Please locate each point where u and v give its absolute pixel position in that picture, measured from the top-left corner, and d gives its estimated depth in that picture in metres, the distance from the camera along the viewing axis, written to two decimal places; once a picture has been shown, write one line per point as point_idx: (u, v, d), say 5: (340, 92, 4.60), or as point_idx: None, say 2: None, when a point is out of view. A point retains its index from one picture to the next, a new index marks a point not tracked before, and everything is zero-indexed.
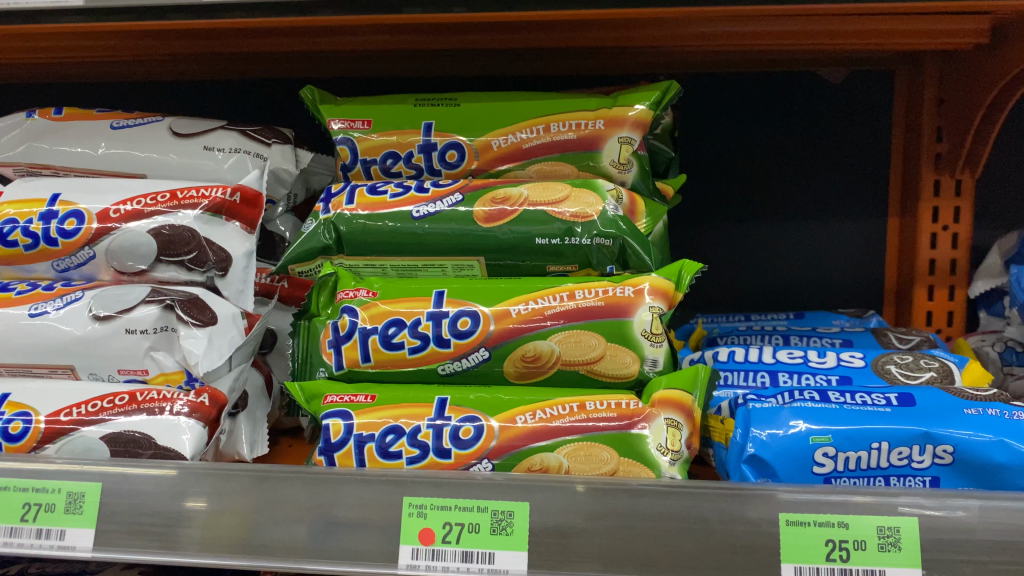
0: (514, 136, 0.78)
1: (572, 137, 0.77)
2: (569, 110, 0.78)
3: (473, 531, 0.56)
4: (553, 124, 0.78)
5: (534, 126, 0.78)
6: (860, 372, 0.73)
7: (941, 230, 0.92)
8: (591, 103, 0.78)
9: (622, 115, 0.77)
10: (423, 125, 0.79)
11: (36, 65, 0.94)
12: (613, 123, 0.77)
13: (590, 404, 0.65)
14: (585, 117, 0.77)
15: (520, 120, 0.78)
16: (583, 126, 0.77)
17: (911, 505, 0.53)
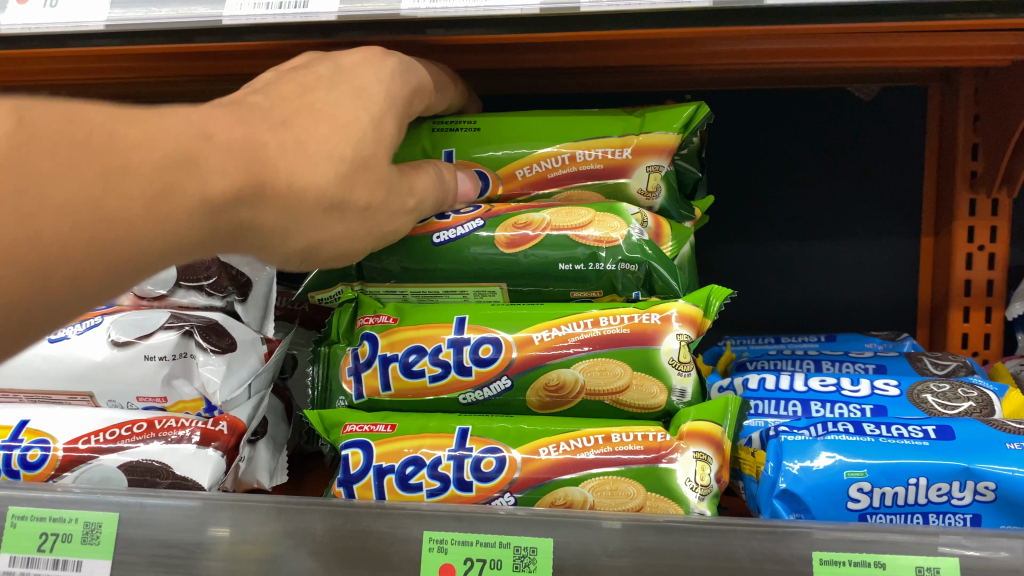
0: (538, 166, 0.77)
1: (599, 167, 0.76)
2: (594, 136, 0.76)
3: (494, 568, 0.55)
4: (578, 152, 0.76)
5: (558, 154, 0.76)
6: (894, 402, 0.70)
7: (976, 250, 0.88)
8: (617, 128, 0.76)
9: (652, 145, 0.75)
10: (447, 150, 0.77)
11: (63, 88, 0.94)
12: (640, 151, 0.76)
13: (615, 436, 0.63)
14: (611, 144, 0.76)
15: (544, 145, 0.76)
16: (609, 155, 0.76)
17: (951, 545, 0.51)
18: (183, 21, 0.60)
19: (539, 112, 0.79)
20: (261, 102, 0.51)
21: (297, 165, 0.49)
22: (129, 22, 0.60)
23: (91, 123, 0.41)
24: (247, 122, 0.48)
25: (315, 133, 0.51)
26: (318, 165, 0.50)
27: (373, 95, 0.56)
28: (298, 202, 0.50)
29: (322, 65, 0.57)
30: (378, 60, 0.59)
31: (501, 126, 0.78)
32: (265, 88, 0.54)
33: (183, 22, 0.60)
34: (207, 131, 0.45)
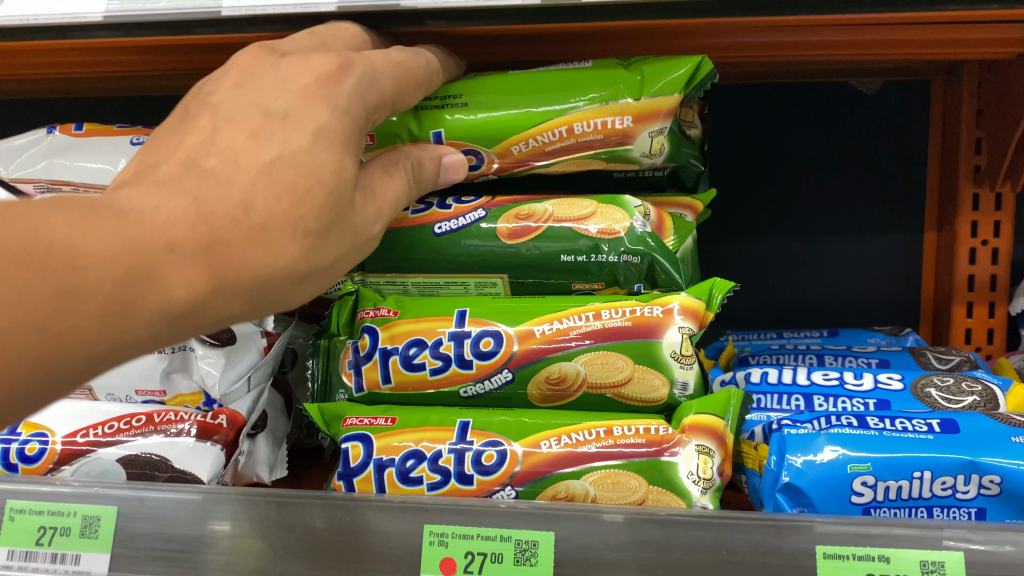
0: (535, 141, 0.74)
1: (599, 137, 0.73)
2: (590, 106, 0.72)
3: (495, 561, 0.54)
4: (575, 124, 0.73)
5: (556, 129, 0.73)
6: (898, 396, 0.70)
7: (980, 244, 0.87)
8: (613, 93, 0.72)
9: (652, 110, 0.72)
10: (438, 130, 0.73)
11: (62, 82, 0.94)
12: (640, 118, 0.73)
13: (617, 429, 0.63)
14: (610, 113, 0.72)
15: (539, 117, 0.73)
16: (609, 125, 0.73)
17: (956, 539, 0.50)
18: (181, 12, 0.59)
19: (530, 79, 0.74)
20: (221, 169, 0.42)
21: (267, 254, 0.42)
22: (128, 13, 0.60)
23: (50, 237, 0.36)
24: (209, 214, 0.40)
25: (282, 204, 0.42)
26: (289, 245, 0.43)
27: (330, 126, 0.47)
28: (269, 291, 0.43)
29: (273, 93, 0.47)
30: (336, 78, 0.49)
31: (490, 99, 0.73)
32: (216, 135, 0.45)
33: (181, 13, 0.59)
34: (170, 234, 0.39)
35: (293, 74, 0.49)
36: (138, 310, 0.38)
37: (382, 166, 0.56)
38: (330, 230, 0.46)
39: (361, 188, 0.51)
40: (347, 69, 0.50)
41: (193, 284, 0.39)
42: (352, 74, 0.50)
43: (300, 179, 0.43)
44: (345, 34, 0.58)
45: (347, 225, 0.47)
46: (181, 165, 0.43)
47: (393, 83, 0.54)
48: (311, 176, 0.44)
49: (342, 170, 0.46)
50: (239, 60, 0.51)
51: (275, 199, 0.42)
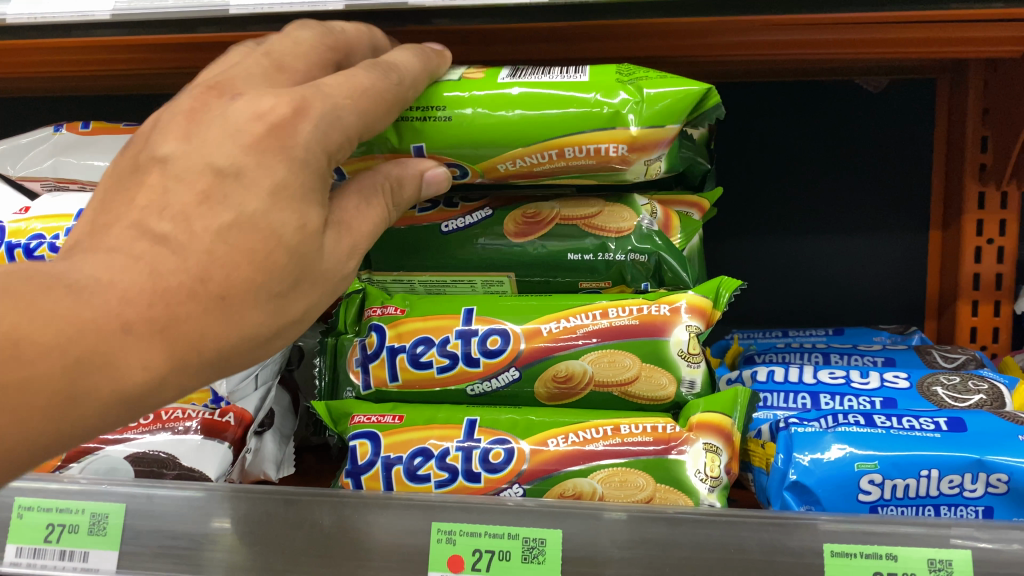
0: (522, 162, 0.66)
1: (591, 162, 0.66)
2: (582, 129, 0.64)
3: (503, 559, 0.54)
4: (566, 149, 0.65)
5: (545, 152, 0.65)
6: (904, 394, 0.70)
7: (985, 243, 0.87)
8: (606, 118, 0.63)
9: (648, 141, 0.64)
10: (413, 147, 0.64)
11: (68, 80, 0.94)
12: (636, 149, 0.64)
13: (624, 427, 0.63)
14: (602, 140, 0.64)
15: (525, 141, 0.64)
16: (602, 152, 0.65)
17: (963, 537, 0.50)
18: (188, 11, 0.59)
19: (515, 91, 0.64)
20: (174, 236, 0.38)
21: (229, 326, 0.39)
22: (136, 12, 0.60)
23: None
24: (164, 289, 0.37)
25: (242, 272, 0.39)
26: (253, 312, 0.40)
27: (289, 180, 0.41)
28: (237, 359, 0.41)
29: (221, 139, 0.41)
30: (291, 123, 0.42)
31: (471, 114, 0.63)
32: (167, 195, 0.40)
33: (188, 11, 0.59)
34: (126, 317, 0.36)
35: (241, 116, 0.42)
36: (90, 398, 0.36)
37: (359, 194, 0.49)
38: (298, 285, 0.42)
39: (332, 227, 0.45)
40: (304, 111, 0.42)
41: (151, 365, 0.37)
42: (310, 117, 0.42)
43: (259, 244, 0.40)
44: (303, 53, 0.49)
45: (318, 272, 0.43)
46: (131, 233, 0.39)
47: (359, 116, 0.46)
48: (271, 240, 0.40)
49: (306, 222, 0.42)
50: (187, 99, 0.44)
51: (233, 268, 0.39)
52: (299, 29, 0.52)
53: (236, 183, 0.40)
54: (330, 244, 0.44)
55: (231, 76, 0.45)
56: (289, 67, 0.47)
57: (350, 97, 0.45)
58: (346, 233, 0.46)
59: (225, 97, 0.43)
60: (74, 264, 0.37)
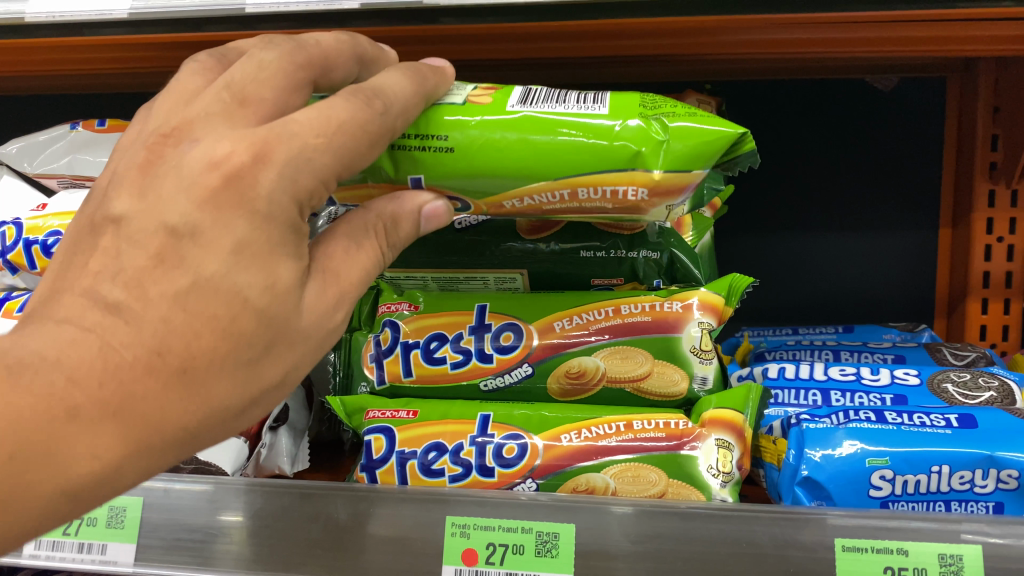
0: (530, 199, 0.58)
1: (606, 205, 0.58)
2: (598, 167, 0.56)
3: (517, 553, 0.55)
4: (580, 188, 0.57)
5: (554, 192, 0.57)
6: (915, 391, 0.70)
7: (996, 241, 0.87)
8: (625, 157, 0.55)
9: (671, 185, 0.57)
10: (410, 177, 0.57)
11: (84, 78, 0.95)
12: (657, 193, 0.57)
13: (637, 423, 0.64)
14: (619, 182, 0.56)
15: (531, 178, 0.56)
16: (619, 194, 0.57)
17: (974, 533, 0.51)
18: (204, 9, 0.60)
19: (525, 119, 0.56)
20: (127, 306, 0.38)
21: (193, 398, 0.39)
22: (152, 11, 0.61)
23: None
24: (118, 366, 0.38)
25: (203, 342, 0.39)
26: (220, 381, 0.40)
27: (252, 237, 0.39)
28: (213, 425, 0.41)
29: (173, 196, 0.39)
30: (250, 171, 0.39)
31: (475, 142, 0.55)
32: (119, 260, 0.39)
33: (205, 10, 0.60)
34: (74, 400, 0.37)
35: (196, 167, 0.40)
36: (53, 470, 0.37)
37: (345, 236, 0.46)
38: (273, 345, 0.41)
39: (315, 276, 0.43)
40: (265, 157, 0.40)
41: (105, 449, 0.38)
42: (272, 163, 0.40)
43: (222, 310, 0.39)
44: (268, 78, 0.43)
45: (296, 330, 0.42)
46: (84, 304, 0.39)
47: (333, 154, 0.42)
48: (235, 303, 0.39)
49: (277, 279, 0.40)
50: (140, 149, 0.42)
51: (194, 337, 0.39)
52: (265, 45, 0.45)
53: (192, 243, 0.39)
54: (310, 297, 0.43)
55: (187, 117, 0.42)
56: (254, 98, 0.42)
57: (320, 133, 0.41)
58: (332, 281, 0.44)
59: (181, 144, 0.41)
60: (24, 342, 0.38)
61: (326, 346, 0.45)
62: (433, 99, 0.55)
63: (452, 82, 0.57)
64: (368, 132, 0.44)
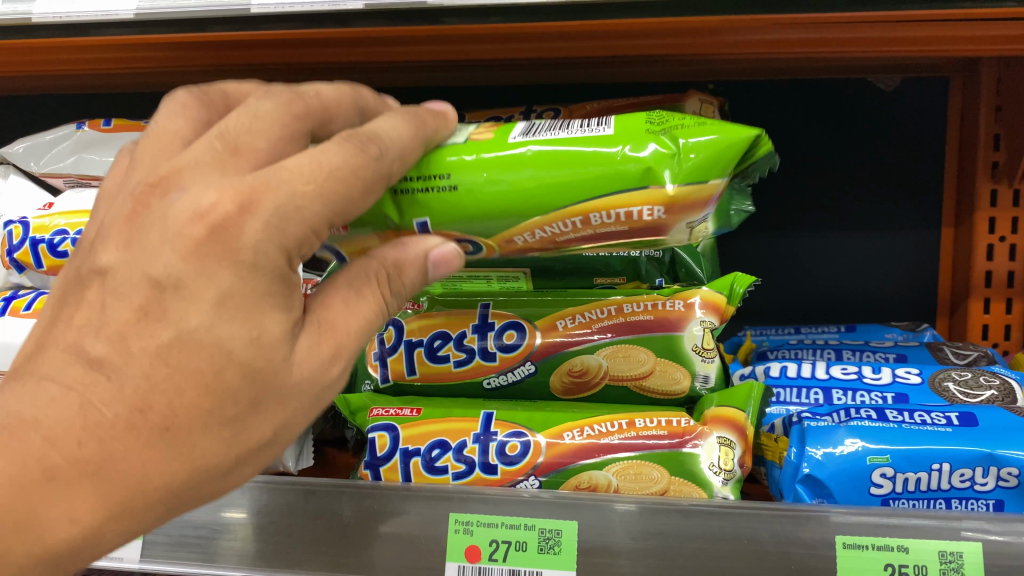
0: (542, 231, 0.54)
1: (622, 229, 0.54)
2: (610, 189, 0.52)
3: (520, 549, 0.55)
4: (591, 214, 0.53)
5: (566, 219, 0.53)
6: (916, 390, 0.71)
7: (998, 240, 0.87)
8: (635, 174, 0.51)
9: (691, 200, 0.52)
10: (416, 223, 0.53)
11: (89, 78, 0.96)
12: (675, 210, 0.52)
13: (639, 421, 0.64)
14: (634, 203, 0.52)
15: (541, 208, 0.53)
16: (635, 216, 0.53)
17: (974, 530, 0.51)
18: (210, 10, 0.61)
19: (528, 150, 0.53)
20: (110, 361, 0.39)
21: (177, 456, 0.40)
22: (159, 11, 0.62)
23: None
24: (98, 424, 0.39)
25: (186, 398, 0.39)
26: (205, 439, 0.41)
27: (235, 289, 0.39)
28: (206, 482, 0.42)
29: (158, 249, 0.40)
30: (234, 222, 0.39)
31: (477, 179, 0.52)
32: (105, 314, 0.40)
33: (211, 10, 0.61)
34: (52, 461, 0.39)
35: (182, 220, 0.40)
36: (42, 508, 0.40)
37: (345, 286, 0.45)
38: (260, 402, 0.42)
39: (309, 328, 0.43)
40: (251, 207, 0.39)
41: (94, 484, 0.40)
42: (258, 214, 0.39)
43: (205, 364, 0.39)
44: (261, 127, 0.42)
45: (286, 385, 0.42)
46: (73, 361, 0.40)
47: (325, 202, 0.40)
48: (218, 358, 0.39)
49: (264, 333, 0.40)
50: (128, 198, 0.42)
51: (177, 394, 0.39)
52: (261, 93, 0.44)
53: (176, 296, 0.39)
54: (303, 349, 0.42)
55: (176, 165, 0.42)
56: (246, 147, 0.41)
57: (311, 178, 0.40)
58: (328, 333, 0.43)
59: (167, 194, 0.41)
60: (15, 403, 0.40)
61: (326, 397, 0.45)
62: (440, 142, 0.53)
63: (456, 124, 0.55)
64: (369, 178, 0.42)
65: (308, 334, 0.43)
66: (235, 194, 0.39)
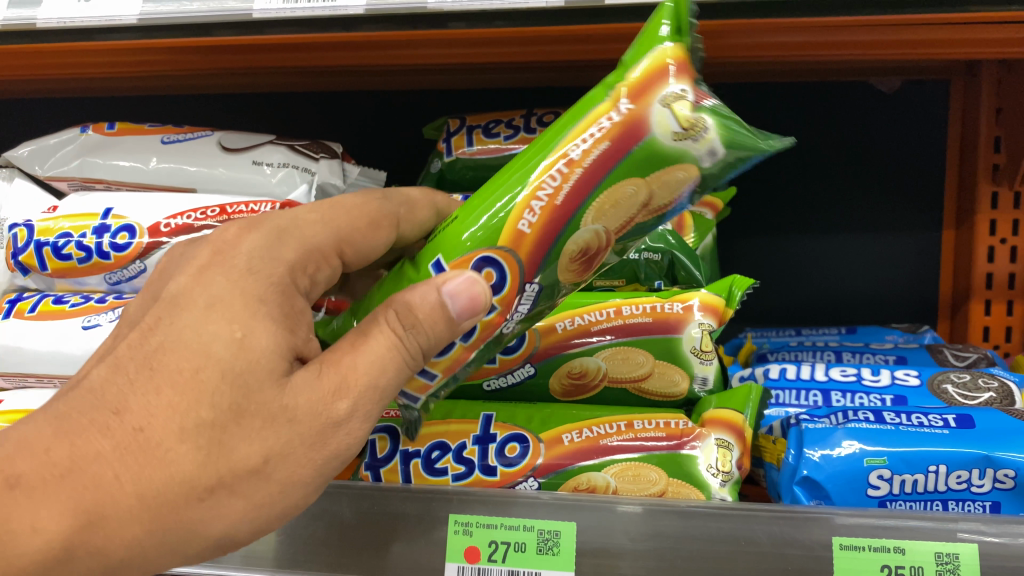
0: (537, 198, 0.51)
1: (606, 146, 0.50)
2: (581, 119, 0.51)
3: (519, 550, 0.56)
4: (569, 147, 0.50)
5: (551, 167, 0.51)
6: (915, 392, 0.71)
7: (999, 243, 0.87)
8: (595, 95, 0.51)
9: (646, 76, 0.49)
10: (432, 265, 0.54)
11: (93, 82, 0.96)
12: (639, 93, 0.49)
13: (637, 423, 0.65)
14: (601, 113, 0.50)
15: (529, 169, 0.51)
16: (606, 124, 0.50)
17: (970, 531, 0.51)
18: (213, 15, 0.61)
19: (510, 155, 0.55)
20: (111, 374, 0.44)
21: (156, 462, 0.42)
22: (162, 16, 0.62)
23: None
24: (79, 428, 0.42)
25: (164, 395, 0.42)
26: (183, 448, 0.42)
27: (224, 293, 0.45)
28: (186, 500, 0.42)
29: (176, 279, 0.47)
30: (236, 238, 0.48)
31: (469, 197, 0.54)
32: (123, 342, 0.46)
33: (214, 15, 0.61)
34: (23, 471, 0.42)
35: (200, 253, 0.48)
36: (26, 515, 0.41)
37: (356, 335, 0.47)
38: (242, 415, 0.43)
39: (311, 366, 0.45)
40: (255, 227, 0.49)
41: None
42: (259, 229, 0.48)
43: (185, 363, 0.43)
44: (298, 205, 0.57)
45: (273, 403, 0.43)
46: (81, 383, 0.46)
47: (321, 226, 0.51)
48: (199, 357, 0.43)
49: (249, 338, 0.44)
50: (174, 263, 0.52)
51: (157, 393, 0.42)
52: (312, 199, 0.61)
53: (177, 311, 0.45)
54: (301, 381, 0.44)
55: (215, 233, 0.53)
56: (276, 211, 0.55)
57: (314, 212, 0.52)
58: (330, 369, 0.45)
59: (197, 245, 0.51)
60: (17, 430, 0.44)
61: (327, 438, 0.45)
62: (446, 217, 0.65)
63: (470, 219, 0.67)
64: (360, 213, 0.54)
65: (307, 369, 0.45)
66: (249, 223, 0.49)
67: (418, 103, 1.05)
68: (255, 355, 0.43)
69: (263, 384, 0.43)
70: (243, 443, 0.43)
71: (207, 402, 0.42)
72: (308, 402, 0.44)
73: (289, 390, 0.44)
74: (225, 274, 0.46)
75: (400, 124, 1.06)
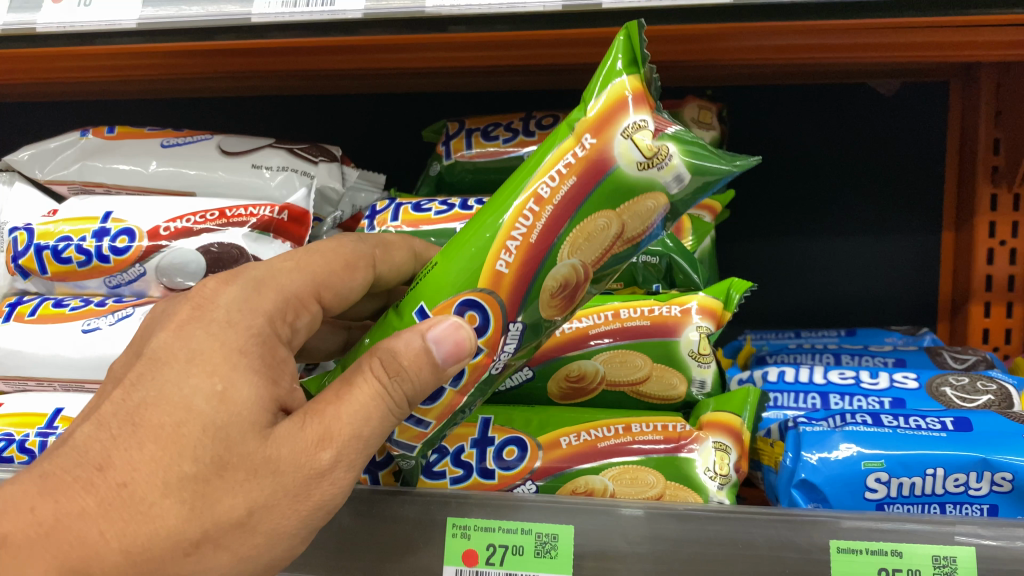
0: (512, 237, 0.51)
1: (574, 181, 0.50)
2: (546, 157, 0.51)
3: (516, 553, 0.56)
4: (538, 185, 0.51)
5: (523, 207, 0.51)
6: (913, 394, 0.71)
7: (998, 245, 0.87)
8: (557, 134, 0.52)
9: (607, 108, 0.50)
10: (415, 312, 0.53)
11: (94, 85, 0.97)
12: (601, 126, 0.50)
13: (635, 426, 0.65)
14: (565, 149, 0.51)
15: (500, 209, 0.52)
16: (573, 159, 0.50)
17: (968, 534, 0.51)
18: (212, 19, 0.61)
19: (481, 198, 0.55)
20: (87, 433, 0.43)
21: (137, 517, 0.41)
22: (161, 19, 0.62)
23: None
24: (60, 485, 0.41)
25: (146, 450, 0.41)
26: (166, 502, 0.41)
27: (204, 346, 0.44)
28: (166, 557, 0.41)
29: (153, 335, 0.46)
30: (214, 291, 0.47)
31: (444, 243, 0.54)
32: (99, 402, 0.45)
33: (213, 19, 0.61)
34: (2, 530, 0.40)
35: (177, 308, 0.48)
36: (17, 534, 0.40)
37: (339, 384, 0.46)
38: (224, 468, 0.42)
39: (295, 416, 0.44)
40: (233, 278, 0.49)
41: None
42: (236, 280, 0.48)
43: (167, 418, 0.42)
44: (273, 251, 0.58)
45: (255, 456, 0.42)
46: (55, 443, 0.45)
47: (302, 274, 0.52)
48: (181, 412, 0.42)
49: (231, 391, 0.43)
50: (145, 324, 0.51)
51: (138, 449, 0.41)
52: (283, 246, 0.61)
53: (154, 367, 0.44)
54: (284, 432, 0.43)
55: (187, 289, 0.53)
56: None
57: (291, 261, 0.52)
58: (313, 419, 0.44)
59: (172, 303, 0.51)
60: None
61: (309, 492, 0.44)
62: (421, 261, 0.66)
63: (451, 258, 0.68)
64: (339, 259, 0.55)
65: (289, 420, 0.44)
66: (227, 276, 0.49)
67: (419, 106, 1.05)
68: (239, 408, 0.43)
69: (246, 439, 0.43)
70: (225, 496, 0.42)
71: (191, 455, 0.41)
72: (290, 455, 0.43)
73: (271, 443, 0.43)
74: (205, 328, 0.45)
75: (401, 127, 1.06)
